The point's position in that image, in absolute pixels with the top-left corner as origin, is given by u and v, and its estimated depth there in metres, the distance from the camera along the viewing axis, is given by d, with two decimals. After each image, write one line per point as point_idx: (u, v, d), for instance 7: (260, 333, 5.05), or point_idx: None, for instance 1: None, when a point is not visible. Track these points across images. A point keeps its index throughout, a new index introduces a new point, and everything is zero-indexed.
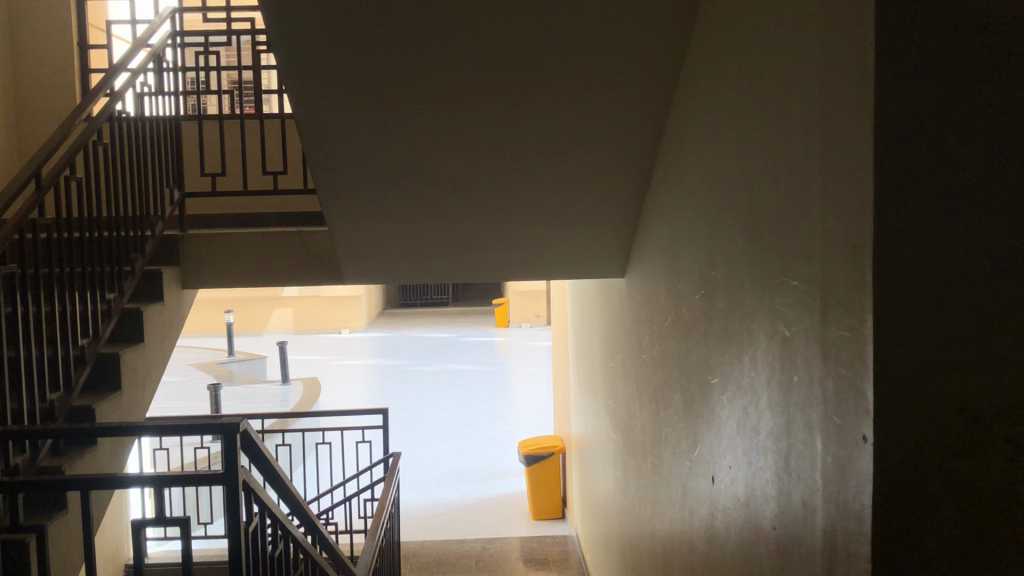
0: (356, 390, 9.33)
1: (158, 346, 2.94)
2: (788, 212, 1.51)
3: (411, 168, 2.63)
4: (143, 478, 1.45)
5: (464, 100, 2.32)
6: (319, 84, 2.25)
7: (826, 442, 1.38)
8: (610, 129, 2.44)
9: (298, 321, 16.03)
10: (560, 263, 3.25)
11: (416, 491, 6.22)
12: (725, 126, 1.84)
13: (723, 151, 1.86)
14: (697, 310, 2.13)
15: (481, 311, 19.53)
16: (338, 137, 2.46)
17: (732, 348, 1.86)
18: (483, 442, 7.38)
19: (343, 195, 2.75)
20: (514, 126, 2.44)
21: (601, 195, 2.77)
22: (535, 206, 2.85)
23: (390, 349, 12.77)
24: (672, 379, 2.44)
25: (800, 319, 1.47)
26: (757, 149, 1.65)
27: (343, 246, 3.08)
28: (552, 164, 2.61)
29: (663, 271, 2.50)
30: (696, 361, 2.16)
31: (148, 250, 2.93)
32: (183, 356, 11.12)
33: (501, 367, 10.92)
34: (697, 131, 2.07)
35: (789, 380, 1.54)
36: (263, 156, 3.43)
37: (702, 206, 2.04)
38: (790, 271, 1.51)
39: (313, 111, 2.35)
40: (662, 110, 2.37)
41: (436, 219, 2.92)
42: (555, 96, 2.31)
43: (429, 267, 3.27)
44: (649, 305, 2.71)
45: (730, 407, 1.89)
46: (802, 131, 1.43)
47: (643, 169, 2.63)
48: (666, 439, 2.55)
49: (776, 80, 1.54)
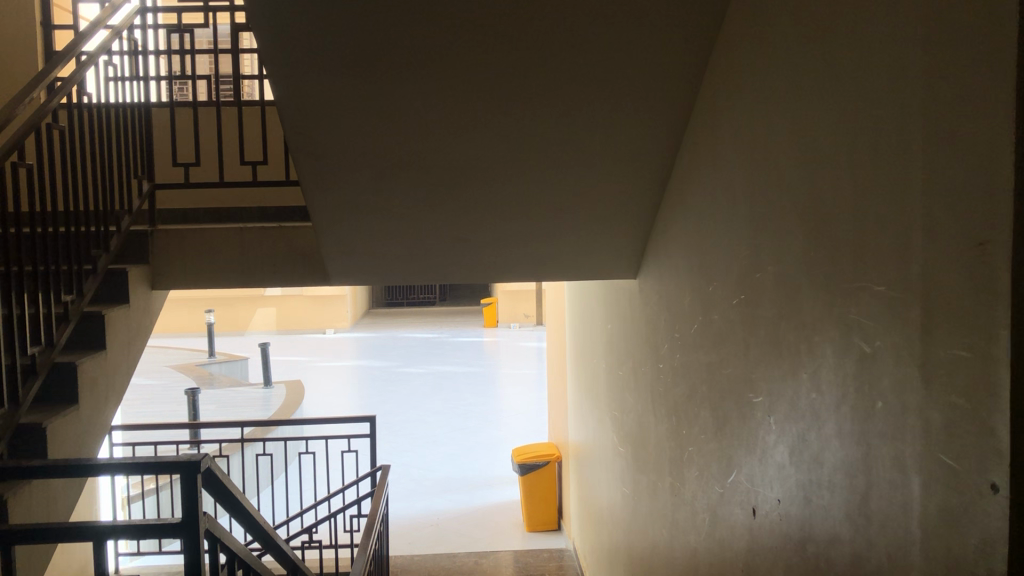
0: (341, 394, 9.04)
1: (124, 355, 2.65)
2: (872, 199, 1.24)
3: (406, 155, 2.34)
4: (94, 524, 1.21)
5: (468, 73, 2.05)
6: (301, 57, 1.97)
7: (927, 486, 1.12)
8: (632, 106, 2.18)
9: (281, 320, 15.71)
10: (566, 263, 2.98)
11: (405, 502, 5.93)
12: (778, 99, 1.57)
13: (774, 129, 1.59)
14: (734, 319, 1.88)
15: (468, 311, 19.24)
16: (323, 120, 2.18)
17: (784, 366, 1.60)
18: (473, 449, 7.12)
19: (329, 186, 2.46)
20: (524, 105, 2.16)
21: (616, 186, 2.51)
22: (543, 198, 2.57)
23: (376, 350, 12.46)
24: (699, 394, 2.18)
25: (887, 334, 1.21)
26: (825, 125, 1.38)
27: (329, 244, 2.79)
28: (563, 150, 2.34)
29: (689, 271, 2.23)
30: (733, 376, 1.91)
31: (112, 246, 2.63)
32: (159, 357, 10.79)
33: (490, 369, 10.65)
34: (738, 107, 1.80)
35: (869, 405, 1.28)
36: (239, 144, 3.10)
37: (744, 195, 1.77)
38: (874, 272, 1.25)
39: (295, 89, 2.07)
40: (691, 84, 2.11)
41: (432, 215, 2.65)
42: (571, 70, 2.04)
43: (424, 266, 2.98)
44: (669, 311, 2.46)
45: (780, 432, 1.64)
46: (894, 96, 1.17)
47: (666, 153, 2.37)
48: (690, 460, 2.29)
49: (853, 36, 1.27)
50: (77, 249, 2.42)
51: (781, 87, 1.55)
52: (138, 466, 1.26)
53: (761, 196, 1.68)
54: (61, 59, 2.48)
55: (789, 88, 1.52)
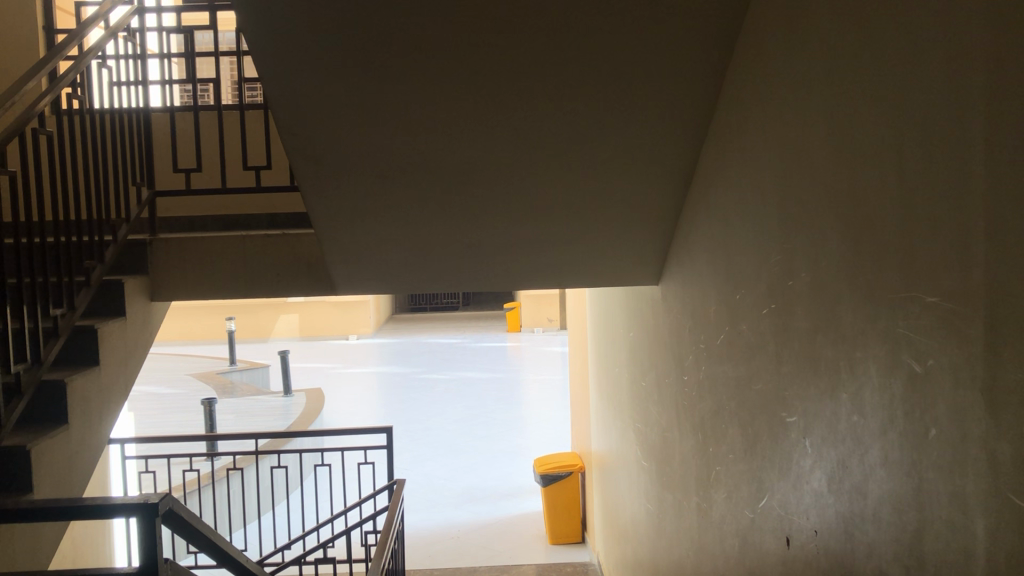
0: (362, 402, 8.92)
1: (120, 371, 2.53)
2: (924, 195, 1.08)
3: (410, 157, 2.21)
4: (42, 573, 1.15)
5: (473, 67, 1.91)
6: (294, 50, 1.84)
7: (994, 530, 0.96)
8: (650, 102, 2.03)
9: (304, 327, 15.66)
10: (583, 270, 2.83)
11: (424, 513, 5.79)
12: (812, 87, 1.42)
13: (808, 120, 1.44)
14: (765, 331, 1.72)
15: (493, 316, 19.10)
16: (322, 119, 2.05)
17: (822, 386, 1.44)
18: (495, 457, 6.97)
19: (330, 190, 2.33)
20: (535, 101, 2.02)
21: (634, 187, 2.36)
22: (557, 201, 2.42)
23: (399, 357, 12.36)
24: (726, 410, 2.03)
25: (942, 352, 1.06)
26: (868, 113, 1.22)
27: (333, 252, 2.65)
28: (577, 149, 2.19)
29: (714, 278, 2.08)
30: (763, 392, 1.75)
31: (108, 257, 2.50)
32: (180, 365, 10.73)
33: (512, 375, 10.52)
34: (767, 100, 1.65)
35: (922, 433, 1.12)
36: (242, 149, 2.97)
37: (775, 195, 1.62)
38: (926, 281, 1.09)
39: (288, 85, 1.93)
40: (715, 75, 1.96)
41: (440, 220, 2.51)
42: (584, 62, 1.90)
43: (434, 274, 2.84)
44: (693, 320, 2.30)
45: (817, 456, 1.48)
46: (949, 79, 1.01)
47: (689, 151, 2.21)
48: (718, 481, 2.13)
49: (899, 10, 1.12)
50: (69, 260, 2.30)
51: (815, 72, 1.40)
52: (80, 508, 1.15)
53: (794, 195, 1.52)
54: (52, 60, 2.35)
55: (825, 74, 1.36)
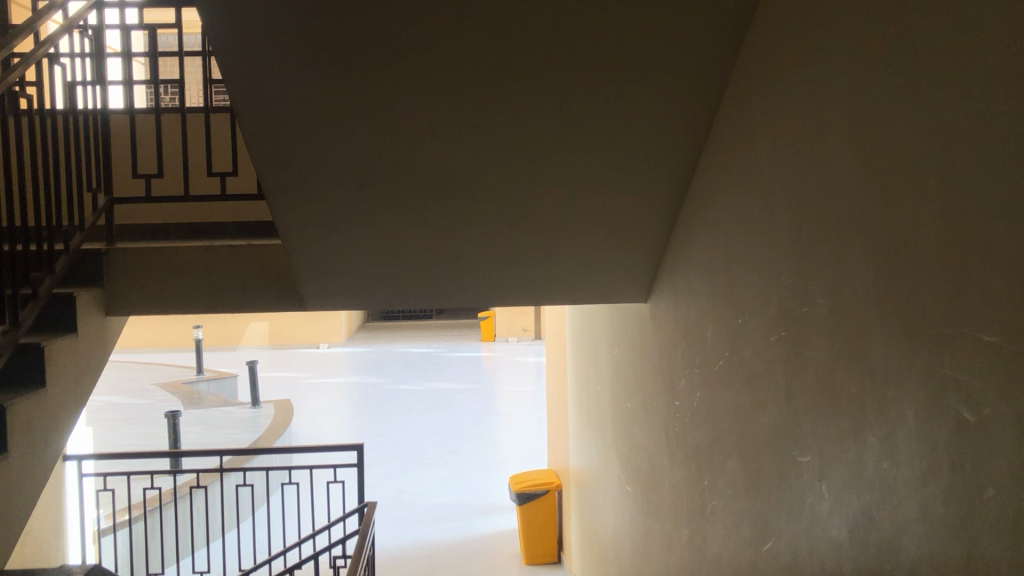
0: (333, 414, 8.71)
1: (69, 392, 2.34)
2: (979, 213, 0.95)
3: (387, 164, 2.05)
4: None
5: (456, 67, 1.76)
6: (262, 46, 1.68)
7: None
8: (646, 105, 1.89)
9: (274, 334, 15.40)
10: (568, 285, 2.68)
11: (396, 531, 5.61)
12: (834, 90, 1.29)
13: (830, 127, 1.31)
14: (773, 359, 1.58)
15: (467, 325, 18.91)
16: (292, 122, 1.88)
17: (844, 424, 1.30)
18: (469, 472, 6.80)
19: (300, 200, 2.16)
20: (524, 104, 1.87)
21: (626, 197, 2.22)
22: (544, 213, 2.28)
23: (371, 366, 12.15)
24: (724, 441, 1.89)
25: (1002, 397, 0.92)
26: (907, 118, 1.09)
27: (302, 266, 2.48)
28: (567, 157, 2.05)
29: (713, 298, 1.94)
30: (769, 424, 1.62)
31: (60, 269, 2.31)
32: (145, 375, 10.45)
33: (486, 386, 10.36)
34: (779, 105, 1.51)
35: (973, 489, 0.98)
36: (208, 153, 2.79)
37: (786, 210, 1.48)
38: (981, 314, 0.95)
39: (256, 85, 1.77)
40: (717, 77, 1.83)
41: (418, 232, 2.35)
42: (576, 62, 1.76)
43: (410, 288, 2.68)
44: (687, 342, 2.16)
45: (836, 502, 1.34)
46: (1016, 79, 0.88)
47: (686, 160, 2.08)
48: (714, 515, 1.99)
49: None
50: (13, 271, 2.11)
51: (840, 72, 1.26)
52: None
53: (811, 208, 1.39)
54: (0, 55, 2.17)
55: (850, 76, 1.23)
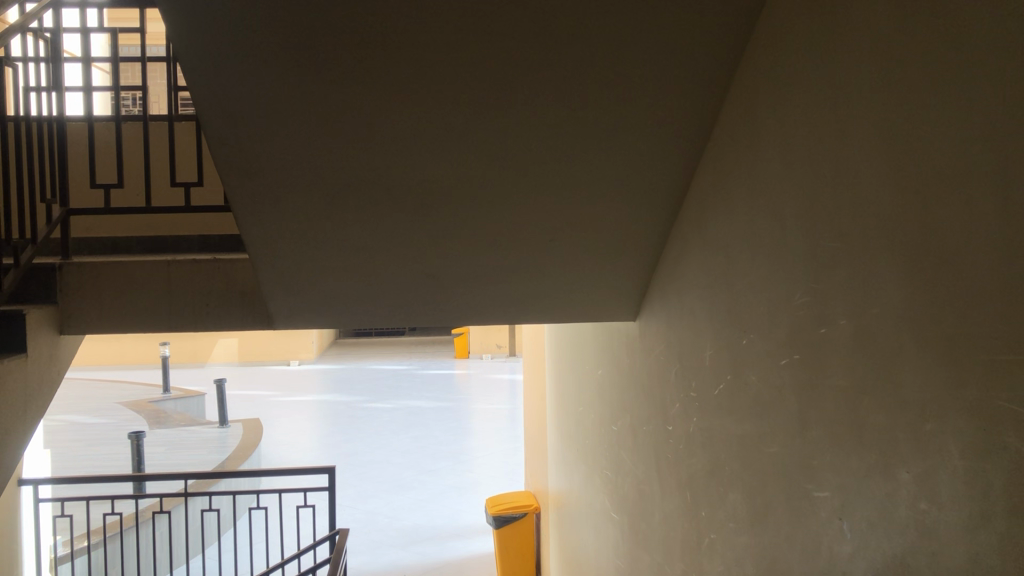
0: (303, 433, 8.50)
1: (17, 418, 2.17)
2: None
3: (363, 174, 1.91)
4: None
5: (437, 71, 1.64)
6: (226, 44, 1.53)
7: None
8: (640, 112, 1.77)
9: (243, 351, 15.15)
10: (552, 304, 2.55)
11: (369, 555, 5.43)
12: (860, 90, 1.17)
13: (854, 132, 1.19)
14: (783, 385, 1.46)
15: (441, 342, 18.69)
16: (260, 130, 1.75)
17: (870, 458, 1.18)
18: (444, 494, 6.63)
19: (269, 213, 2.02)
20: (511, 110, 1.75)
21: (616, 211, 2.10)
22: (529, 227, 2.15)
23: (343, 384, 11.95)
24: (724, 470, 1.76)
25: None
26: (951, 116, 0.97)
27: (271, 283, 2.34)
28: (556, 167, 1.92)
29: (712, 318, 1.82)
30: (777, 455, 1.50)
31: (8, 286, 2.15)
32: (109, 393, 10.18)
33: (460, 404, 10.19)
34: (791, 111, 1.39)
35: None
36: (172, 163, 2.63)
37: (800, 223, 1.37)
38: None
39: (221, 87, 1.63)
40: (717, 81, 1.71)
41: (395, 246, 2.21)
42: (568, 65, 1.64)
43: (385, 308, 2.54)
44: (681, 363, 2.04)
45: (859, 544, 1.22)
46: None
47: (681, 170, 1.96)
48: (711, 549, 1.87)
49: None
50: None
51: (867, 69, 1.15)
52: None
53: (831, 220, 1.27)
54: None
55: (882, 72, 1.11)
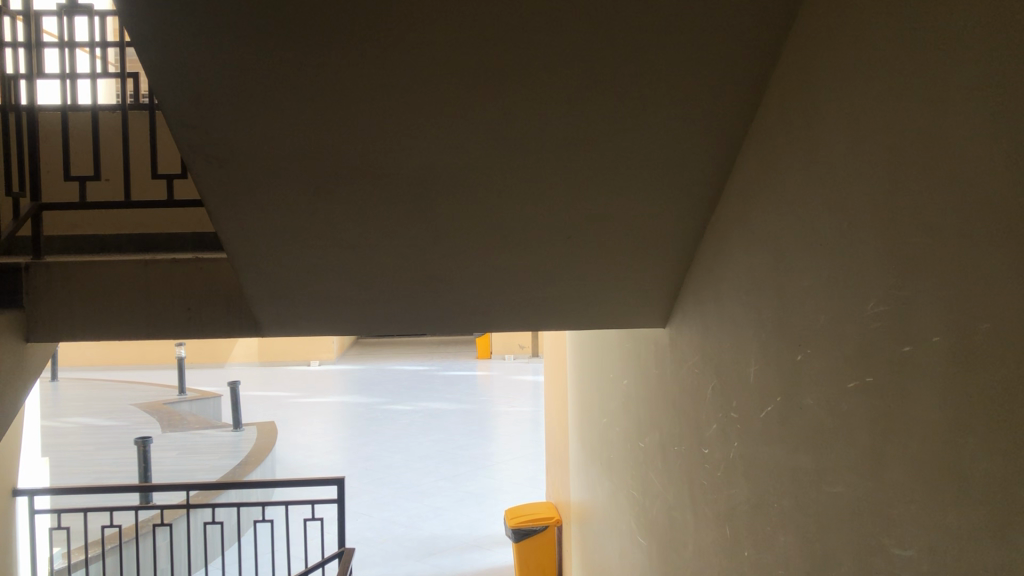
0: (321, 438, 8.27)
1: None
2: None
3: (352, 164, 1.67)
4: None
5: (435, 45, 1.38)
6: (180, 11, 1.28)
7: None
8: (674, 89, 1.51)
9: (263, 352, 14.99)
10: (572, 309, 2.30)
11: (383, 567, 5.18)
12: (967, 44, 0.89)
13: (956, 101, 0.92)
14: (849, 413, 1.20)
15: (464, 342, 18.45)
16: (229, 112, 1.49)
17: (976, 515, 0.91)
18: (463, 501, 6.38)
19: (247, 208, 1.77)
20: (522, 90, 1.49)
21: (644, 204, 1.83)
22: (545, 224, 1.90)
23: (363, 385, 11.73)
24: (771, 505, 1.50)
25: None
26: None
27: (256, 286, 2.09)
28: (575, 155, 1.66)
29: (757, 329, 1.56)
30: (840, 498, 1.23)
31: None
32: (125, 395, 10.02)
33: (481, 407, 9.93)
34: (863, 82, 1.13)
35: None
36: (154, 154, 2.38)
37: (876, 218, 1.10)
38: None
39: (180, 61, 1.37)
40: (765, 52, 1.45)
41: (394, 245, 1.96)
42: (587, 34, 1.37)
43: (386, 313, 2.29)
44: (719, 377, 1.78)
45: None
46: None
47: (719, 157, 1.70)
48: None
49: None
50: None
51: (980, 16, 0.87)
52: None
53: (919, 214, 1.00)
54: None
55: (1003, 18, 0.84)
